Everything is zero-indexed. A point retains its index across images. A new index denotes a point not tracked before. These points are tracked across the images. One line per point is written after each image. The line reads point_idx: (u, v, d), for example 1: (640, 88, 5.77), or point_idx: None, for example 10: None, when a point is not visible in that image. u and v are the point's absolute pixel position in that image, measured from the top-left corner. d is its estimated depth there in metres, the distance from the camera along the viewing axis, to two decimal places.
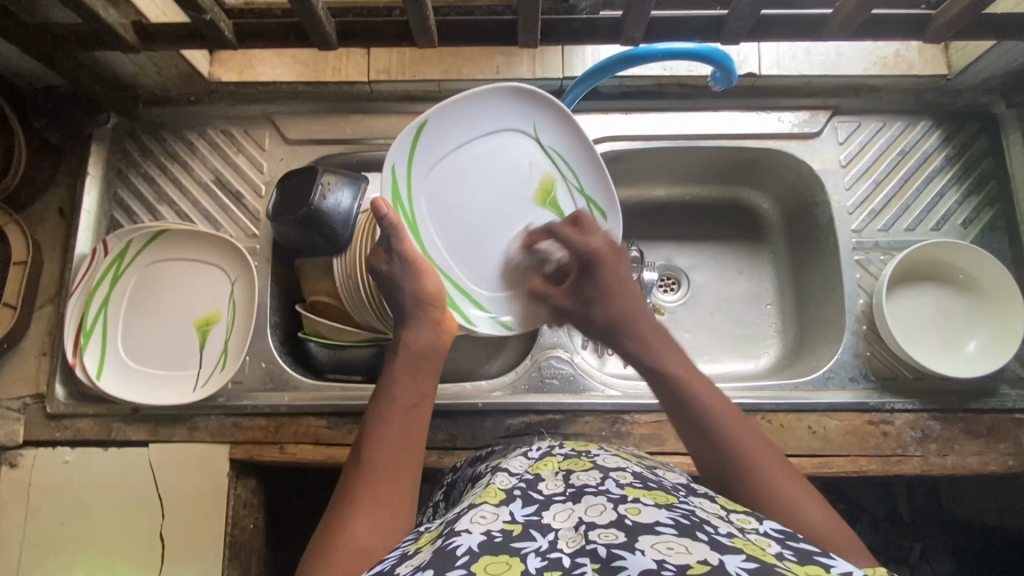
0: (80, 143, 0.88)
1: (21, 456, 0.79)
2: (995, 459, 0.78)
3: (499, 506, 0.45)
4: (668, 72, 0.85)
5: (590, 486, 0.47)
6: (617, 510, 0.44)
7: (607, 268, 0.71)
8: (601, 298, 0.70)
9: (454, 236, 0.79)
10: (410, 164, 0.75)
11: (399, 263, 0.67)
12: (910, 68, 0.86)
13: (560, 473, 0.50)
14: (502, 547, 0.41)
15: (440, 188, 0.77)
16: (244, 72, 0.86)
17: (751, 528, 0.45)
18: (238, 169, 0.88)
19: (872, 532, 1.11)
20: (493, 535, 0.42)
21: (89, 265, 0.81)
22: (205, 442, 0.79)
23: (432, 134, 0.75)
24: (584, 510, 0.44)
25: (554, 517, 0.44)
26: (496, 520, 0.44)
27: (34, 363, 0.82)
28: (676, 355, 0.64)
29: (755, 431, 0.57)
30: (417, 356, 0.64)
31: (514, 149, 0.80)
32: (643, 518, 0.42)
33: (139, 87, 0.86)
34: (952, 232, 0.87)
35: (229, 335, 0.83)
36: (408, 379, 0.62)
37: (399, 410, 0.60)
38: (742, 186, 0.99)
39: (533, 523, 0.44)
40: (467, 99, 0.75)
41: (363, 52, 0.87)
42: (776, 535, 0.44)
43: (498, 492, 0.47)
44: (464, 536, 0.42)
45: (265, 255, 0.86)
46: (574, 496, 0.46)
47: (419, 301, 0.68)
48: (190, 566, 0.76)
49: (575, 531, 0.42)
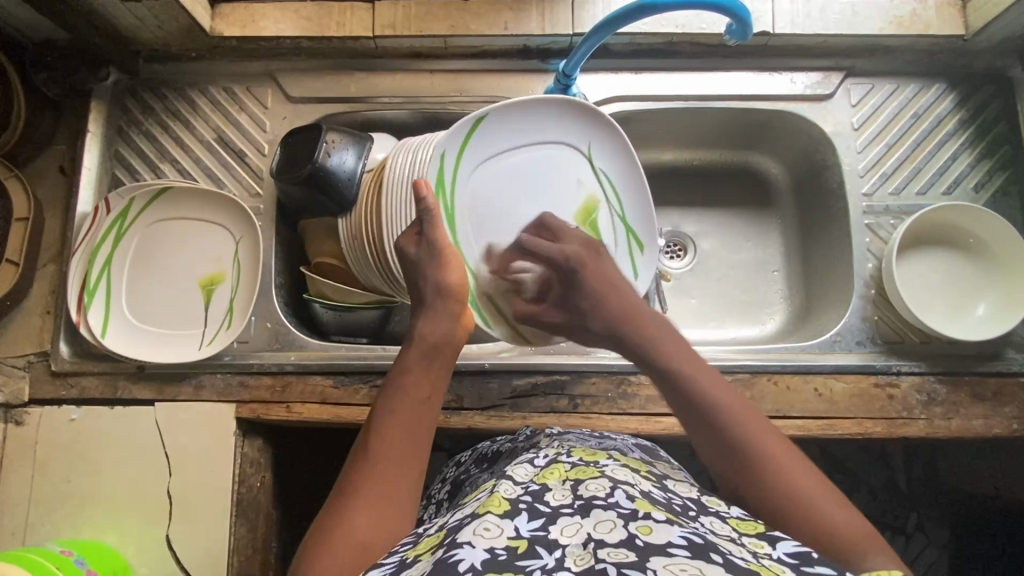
0: (79, 99, 0.86)
1: (27, 414, 0.79)
2: (1000, 422, 0.78)
3: (503, 518, 0.46)
4: (680, 29, 0.83)
5: (599, 497, 0.48)
6: (626, 528, 0.44)
7: (589, 275, 0.70)
8: (592, 308, 0.69)
9: (490, 236, 0.76)
10: (460, 154, 0.73)
11: (427, 250, 0.65)
12: (927, 28, 0.84)
13: (568, 482, 0.51)
14: (506, 565, 0.42)
15: (482, 184, 0.75)
16: (247, 27, 0.84)
17: (765, 552, 0.45)
18: (241, 127, 0.87)
19: (870, 500, 1.12)
20: (497, 552, 0.43)
21: (93, 222, 0.80)
22: (211, 400, 0.79)
23: (486, 129, 0.73)
24: (593, 526, 0.45)
25: (562, 532, 0.45)
26: (500, 535, 0.44)
27: (38, 321, 0.82)
28: (682, 351, 0.63)
29: (767, 424, 0.57)
30: (431, 350, 0.62)
31: (564, 161, 0.80)
32: (654, 537, 0.43)
33: (139, 42, 0.85)
34: (964, 196, 0.86)
35: (234, 295, 0.83)
36: (422, 372, 0.61)
37: (411, 403, 0.58)
38: (752, 151, 0.97)
39: (539, 540, 0.45)
40: (533, 102, 0.74)
41: (367, 7, 0.85)
42: (789, 561, 0.44)
43: (502, 503, 0.47)
44: (467, 550, 0.42)
45: (270, 215, 0.85)
46: (582, 509, 0.47)
47: (441, 294, 0.65)
48: (197, 523, 0.77)
49: (583, 548, 0.43)
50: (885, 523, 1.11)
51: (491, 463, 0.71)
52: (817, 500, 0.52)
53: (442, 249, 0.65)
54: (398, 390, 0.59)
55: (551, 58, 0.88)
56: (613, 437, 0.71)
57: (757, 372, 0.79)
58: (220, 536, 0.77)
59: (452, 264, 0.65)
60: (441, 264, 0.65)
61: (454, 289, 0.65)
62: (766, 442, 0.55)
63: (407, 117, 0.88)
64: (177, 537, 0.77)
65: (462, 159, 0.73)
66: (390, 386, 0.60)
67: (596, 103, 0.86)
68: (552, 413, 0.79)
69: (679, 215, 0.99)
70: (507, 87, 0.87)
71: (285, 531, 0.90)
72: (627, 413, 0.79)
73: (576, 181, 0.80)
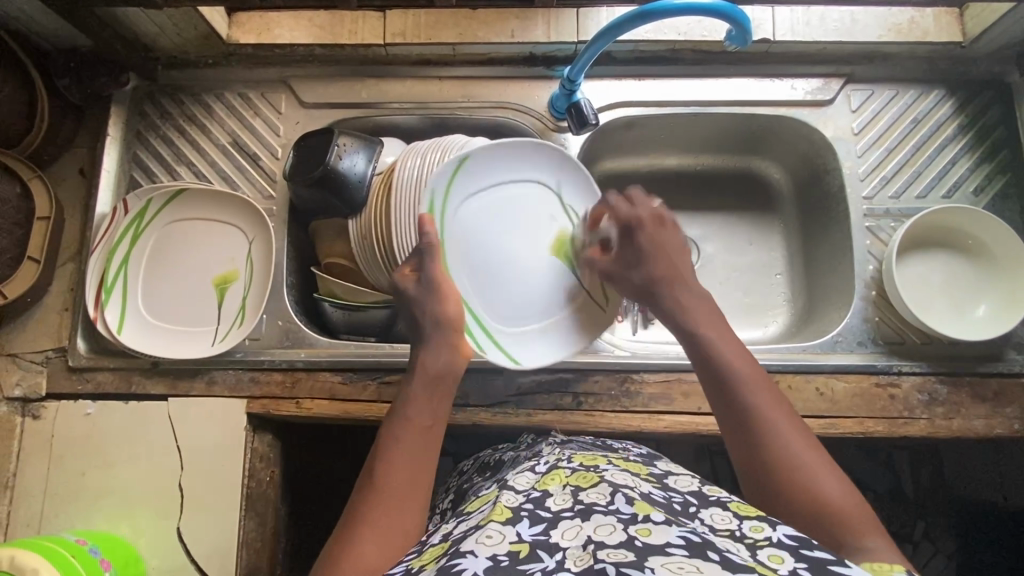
0: (101, 104, 0.89)
1: (44, 408, 0.81)
2: (1001, 422, 0.79)
3: (505, 526, 0.48)
4: (683, 36, 0.86)
5: (599, 504, 0.49)
6: (626, 530, 0.45)
7: (646, 234, 0.71)
8: (641, 259, 0.70)
9: (478, 263, 0.76)
10: (448, 189, 0.73)
11: (425, 289, 0.68)
12: (924, 35, 0.86)
13: (568, 488, 0.53)
14: (507, 569, 0.43)
15: (471, 222, 0.75)
16: (263, 35, 0.88)
17: (763, 539, 0.46)
18: (254, 131, 0.90)
19: (877, 508, 1.11)
20: (498, 558, 0.44)
21: (111, 223, 0.82)
22: (224, 396, 0.81)
23: (471, 170, 0.74)
24: (592, 529, 0.46)
25: (562, 536, 0.47)
26: (502, 542, 0.46)
27: (56, 318, 0.84)
28: (703, 308, 0.65)
29: (778, 396, 0.58)
30: (433, 380, 0.64)
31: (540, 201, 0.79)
32: (653, 538, 0.44)
33: (158, 48, 0.88)
34: (964, 199, 0.87)
35: (245, 293, 0.85)
36: (423, 401, 0.62)
37: (412, 432, 0.60)
38: (755, 156, 0.99)
39: (540, 544, 0.46)
40: (512, 144, 0.75)
41: (379, 15, 0.88)
42: (789, 542, 0.45)
43: (504, 511, 0.50)
44: (468, 559, 0.44)
45: (282, 217, 0.88)
46: (582, 513, 0.49)
47: (439, 325, 0.67)
48: (207, 518, 0.78)
49: (583, 549, 0.44)
50: (892, 531, 1.11)
51: (494, 472, 0.72)
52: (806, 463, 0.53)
53: (439, 285, 0.68)
54: (402, 419, 0.61)
55: (556, 65, 0.90)
56: (617, 444, 0.71)
57: (759, 371, 0.80)
58: (230, 529, 0.78)
59: (451, 296, 0.68)
60: (437, 297, 0.68)
61: (452, 319, 0.68)
62: (769, 405, 0.56)
63: (416, 122, 0.91)
64: (187, 530, 0.78)
65: (452, 192, 0.74)
66: (395, 413, 0.61)
67: (601, 109, 0.89)
68: (557, 410, 0.81)
69: (682, 219, 1.01)
70: (514, 92, 0.90)
71: (293, 529, 0.91)
72: (630, 411, 0.80)
73: (550, 218, 0.79)
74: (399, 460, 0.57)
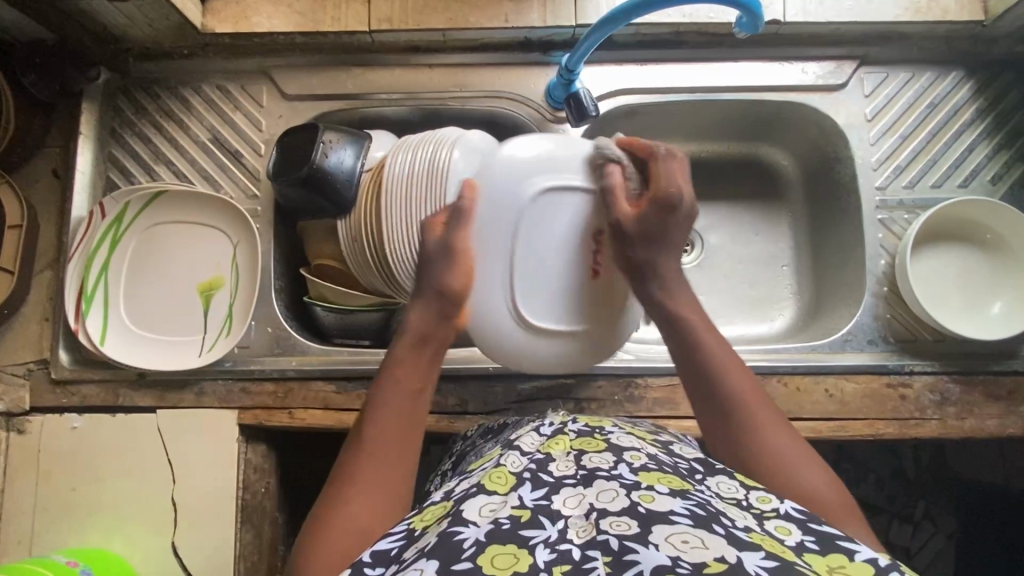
0: (71, 100, 0.84)
1: (29, 422, 0.78)
2: (1014, 421, 0.76)
3: (507, 493, 0.44)
4: (687, 18, 0.80)
5: (602, 469, 0.46)
6: (629, 496, 0.43)
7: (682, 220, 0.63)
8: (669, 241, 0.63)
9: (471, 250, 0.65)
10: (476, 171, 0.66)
11: (444, 249, 0.62)
12: (943, 14, 0.80)
13: (571, 453, 0.49)
14: (509, 536, 0.41)
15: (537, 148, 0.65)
16: (239, 24, 0.81)
17: (771, 510, 0.45)
18: (236, 127, 0.85)
19: (878, 490, 1.10)
20: (499, 522, 0.42)
21: (87, 228, 0.78)
22: (214, 407, 0.79)
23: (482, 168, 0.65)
24: (595, 495, 0.43)
25: (565, 503, 0.44)
26: (504, 506, 0.43)
27: (36, 329, 0.81)
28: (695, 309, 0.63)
29: (754, 384, 0.59)
30: (420, 341, 0.61)
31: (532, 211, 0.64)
32: (657, 506, 0.42)
33: (129, 40, 0.82)
34: (981, 189, 0.84)
35: (232, 300, 0.82)
36: (412, 364, 0.60)
37: (398, 393, 0.58)
38: (762, 141, 0.94)
39: (541, 510, 0.43)
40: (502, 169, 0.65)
41: (363, 0, 0.82)
42: (797, 516, 0.45)
43: (506, 480, 0.45)
44: (470, 528, 0.41)
45: (267, 218, 0.84)
46: (585, 479, 0.45)
47: (441, 294, 0.62)
48: (202, 531, 0.77)
49: (586, 519, 0.42)
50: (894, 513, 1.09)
51: (496, 434, 0.68)
52: (789, 460, 0.53)
53: (459, 250, 0.62)
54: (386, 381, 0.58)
55: (553, 50, 0.85)
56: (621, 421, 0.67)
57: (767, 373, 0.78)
58: (227, 542, 0.77)
59: (464, 266, 0.62)
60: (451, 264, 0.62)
61: (456, 291, 0.62)
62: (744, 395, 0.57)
63: (406, 114, 0.86)
64: (182, 544, 0.77)
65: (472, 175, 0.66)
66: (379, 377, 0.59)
67: (601, 97, 0.84)
68: None
69: None
70: (509, 80, 0.85)
71: (291, 534, 0.90)
72: (634, 416, 0.78)
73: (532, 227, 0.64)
74: (381, 423, 0.56)
